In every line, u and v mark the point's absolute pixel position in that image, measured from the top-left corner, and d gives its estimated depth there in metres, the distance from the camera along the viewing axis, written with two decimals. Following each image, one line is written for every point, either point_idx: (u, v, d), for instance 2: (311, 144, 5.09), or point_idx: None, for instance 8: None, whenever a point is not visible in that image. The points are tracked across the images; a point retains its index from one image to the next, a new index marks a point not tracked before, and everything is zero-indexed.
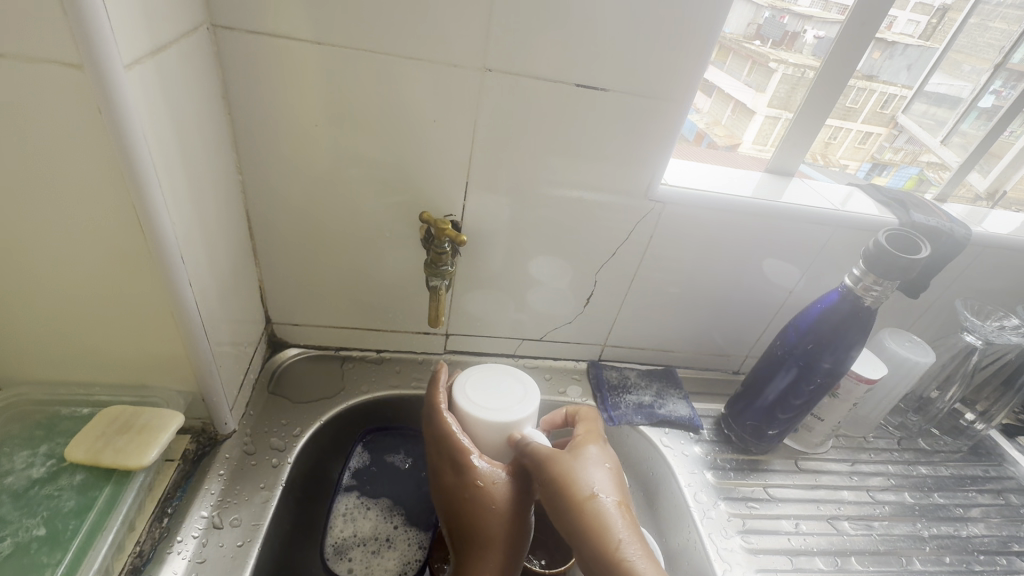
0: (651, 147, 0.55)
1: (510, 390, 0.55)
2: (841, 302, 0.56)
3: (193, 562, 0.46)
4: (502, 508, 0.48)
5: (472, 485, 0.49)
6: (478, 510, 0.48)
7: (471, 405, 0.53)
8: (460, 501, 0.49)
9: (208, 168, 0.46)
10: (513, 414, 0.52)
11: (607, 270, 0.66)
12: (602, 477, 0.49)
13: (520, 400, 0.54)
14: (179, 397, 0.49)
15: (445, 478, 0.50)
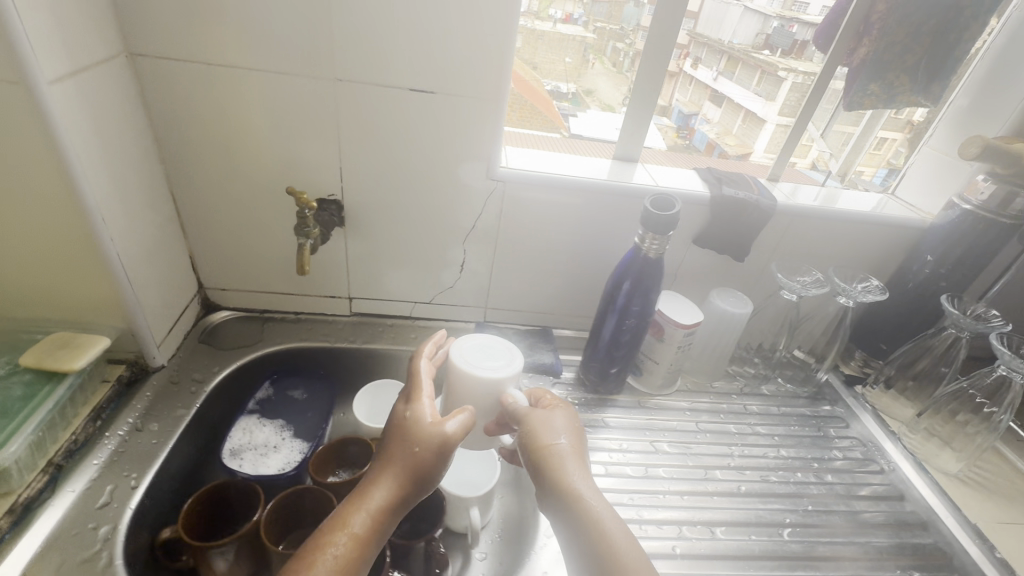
0: (482, 138, 0.70)
1: (501, 358, 0.62)
2: (634, 258, 0.70)
3: (116, 451, 0.61)
4: (418, 441, 0.53)
5: (417, 415, 0.55)
6: (403, 436, 0.54)
7: (465, 361, 0.60)
8: (401, 426, 0.55)
9: (130, 155, 0.62)
10: (498, 374, 0.59)
11: (471, 240, 0.81)
12: (566, 434, 0.55)
13: (505, 368, 0.60)
14: (113, 331, 0.65)
15: (398, 407, 0.57)
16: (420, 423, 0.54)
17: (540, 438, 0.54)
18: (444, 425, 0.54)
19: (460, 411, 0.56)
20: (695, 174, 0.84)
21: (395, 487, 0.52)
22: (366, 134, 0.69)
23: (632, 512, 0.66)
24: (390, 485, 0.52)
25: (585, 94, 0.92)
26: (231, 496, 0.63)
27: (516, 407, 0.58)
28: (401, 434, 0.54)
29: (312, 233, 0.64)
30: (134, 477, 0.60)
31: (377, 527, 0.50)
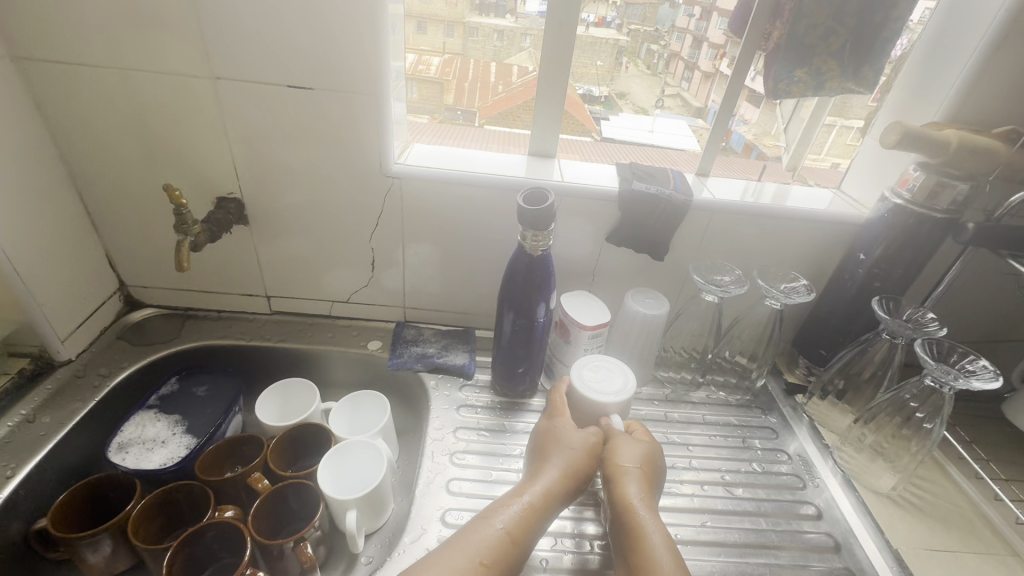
0: (369, 134, 0.69)
1: (616, 380, 0.71)
2: (520, 256, 0.67)
3: (2, 441, 0.64)
4: (559, 446, 0.63)
5: (587, 434, 0.64)
6: (564, 441, 0.63)
7: (582, 384, 0.70)
8: (552, 433, 0.65)
9: (18, 156, 0.64)
10: (604, 399, 0.68)
11: (378, 239, 0.80)
12: (642, 462, 0.61)
13: (621, 390, 0.70)
14: (10, 325, 0.68)
15: (544, 420, 0.67)
16: (568, 433, 0.64)
17: (631, 462, 0.61)
18: (584, 433, 0.64)
19: (591, 431, 0.65)
20: (614, 170, 0.80)
21: (568, 478, 0.59)
22: (253, 131, 0.69)
23: None
24: (546, 472, 0.60)
25: (619, 97, 0.92)
26: (110, 489, 0.65)
27: (612, 429, 0.66)
28: (556, 442, 0.64)
29: (190, 230, 0.65)
30: (12, 467, 0.61)
31: (540, 505, 0.56)
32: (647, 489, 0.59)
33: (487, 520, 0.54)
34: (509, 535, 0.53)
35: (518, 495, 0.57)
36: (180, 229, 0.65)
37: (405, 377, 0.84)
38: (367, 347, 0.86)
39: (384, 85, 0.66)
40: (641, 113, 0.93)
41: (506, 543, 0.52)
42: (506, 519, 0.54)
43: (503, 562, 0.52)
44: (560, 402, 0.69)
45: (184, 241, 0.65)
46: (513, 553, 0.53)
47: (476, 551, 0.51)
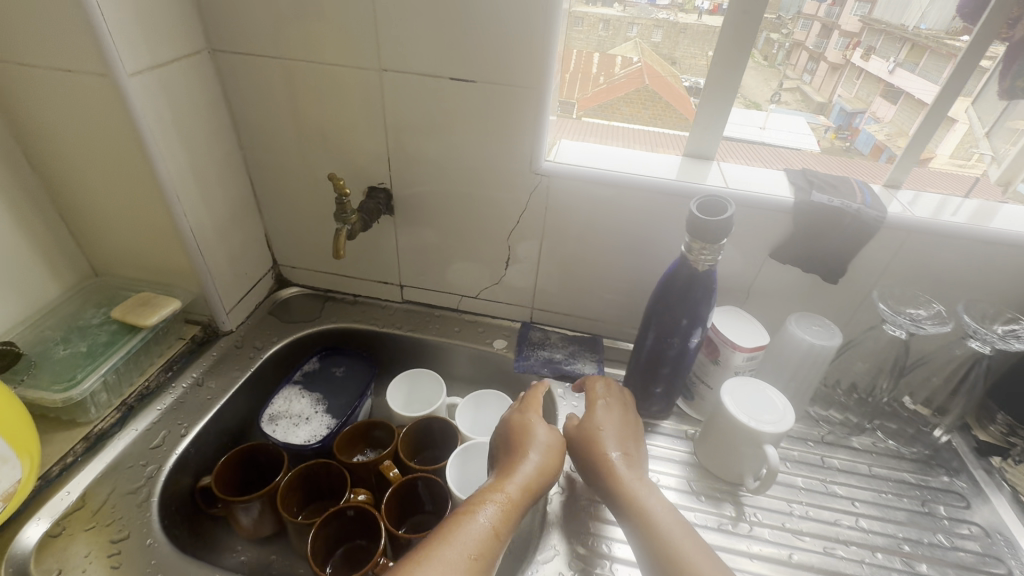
0: (523, 129, 0.67)
1: (774, 408, 0.62)
2: (680, 269, 0.60)
3: (178, 400, 0.70)
4: (524, 436, 0.62)
5: (533, 425, 0.63)
6: (526, 433, 0.62)
7: (732, 404, 0.63)
8: (524, 428, 0.63)
9: (208, 141, 0.69)
10: (755, 425, 0.61)
11: (516, 237, 0.77)
12: (618, 439, 0.62)
13: (777, 422, 0.61)
14: (189, 296, 0.74)
15: (512, 413, 0.66)
16: (534, 430, 0.63)
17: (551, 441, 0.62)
18: (546, 424, 0.64)
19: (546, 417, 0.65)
20: (786, 177, 0.71)
21: (542, 465, 0.59)
22: (409, 121, 0.69)
23: None
24: (523, 463, 0.59)
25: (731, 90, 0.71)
26: (262, 458, 0.69)
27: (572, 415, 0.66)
28: (524, 435, 0.62)
29: (348, 219, 0.67)
30: (185, 426, 0.67)
31: (521, 499, 0.56)
32: (631, 465, 0.60)
33: (471, 512, 0.53)
34: (492, 530, 0.52)
35: (502, 487, 0.56)
36: (338, 217, 0.66)
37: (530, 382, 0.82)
38: (493, 346, 0.85)
39: (549, 78, 0.63)
40: (751, 107, 0.75)
41: (491, 537, 0.51)
42: (492, 510, 0.53)
43: (491, 556, 0.51)
44: (537, 402, 0.67)
45: (341, 229, 0.67)
46: (497, 546, 0.52)
47: (471, 541, 0.50)
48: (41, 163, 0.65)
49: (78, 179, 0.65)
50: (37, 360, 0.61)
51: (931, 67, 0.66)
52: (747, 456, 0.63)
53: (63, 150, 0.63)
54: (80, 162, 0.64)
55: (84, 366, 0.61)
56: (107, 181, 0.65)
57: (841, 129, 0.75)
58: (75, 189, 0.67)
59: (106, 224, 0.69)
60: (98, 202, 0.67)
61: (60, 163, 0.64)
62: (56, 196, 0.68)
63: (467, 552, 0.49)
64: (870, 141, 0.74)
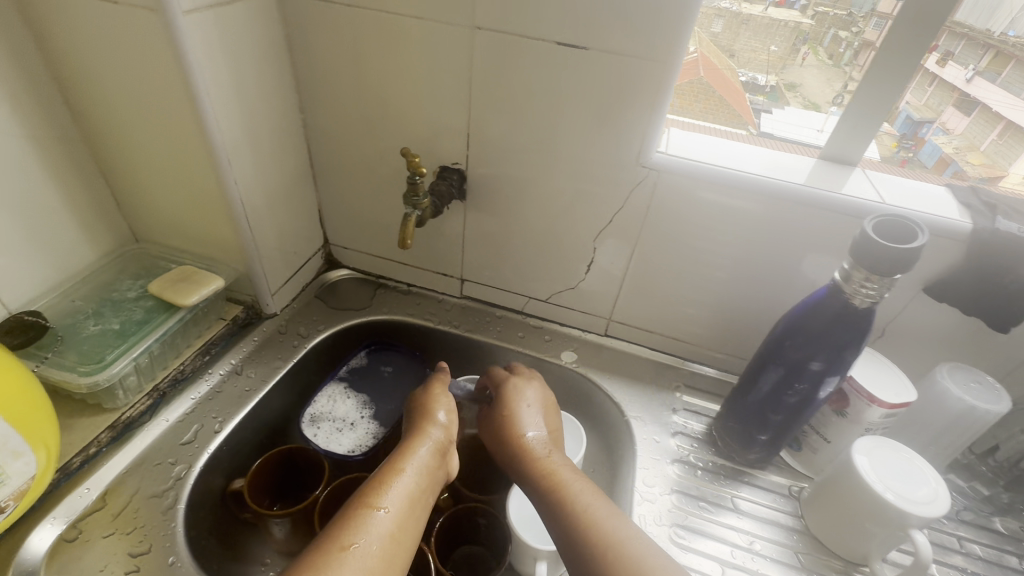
0: (635, 112, 0.55)
1: (921, 483, 0.50)
2: (828, 300, 0.49)
3: (213, 390, 0.62)
4: (425, 412, 0.56)
5: (438, 399, 0.58)
6: (428, 410, 0.56)
7: (865, 463, 0.52)
8: (427, 404, 0.57)
9: (267, 100, 0.60)
10: (892, 496, 0.49)
11: (605, 238, 0.66)
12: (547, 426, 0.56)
13: (924, 502, 0.48)
14: (233, 273, 0.66)
15: (417, 389, 0.60)
16: (439, 402, 0.57)
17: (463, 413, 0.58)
18: (448, 403, 0.57)
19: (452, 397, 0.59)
20: (952, 198, 0.58)
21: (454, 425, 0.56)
22: (497, 91, 0.58)
23: None
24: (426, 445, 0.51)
25: (787, 88, 0.65)
26: (302, 464, 0.61)
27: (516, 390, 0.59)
28: (425, 411, 0.56)
29: (420, 203, 0.57)
30: (220, 421, 0.60)
31: (414, 481, 0.48)
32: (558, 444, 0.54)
33: (391, 471, 0.48)
34: (383, 511, 0.44)
35: (420, 445, 0.51)
36: (408, 200, 0.56)
37: (601, 404, 0.72)
38: (560, 358, 0.75)
39: (680, 52, 0.51)
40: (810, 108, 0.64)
41: (375, 517, 0.43)
42: (415, 467, 0.49)
43: (392, 557, 0.42)
44: (446, 386, 0.61)
45: (410, 215, 0.57)
46: (396, 536, 0.43)
47: (398, 498, 0.45)
48: (81, 112, 0.57)
49: (119, 132, 0.57)
50: (63, 335, 0.54)
51: None
52: (878, 536, 0.51)
53: (106, 97, 0.55)
54: (124, 115, 0.55)
55: (115, 346, 0.54)
56: (151, 137, 0.56)
57: (903, 139, 0.62)
58: (117, 144, 0.59)
59: (148, 186, 0.62)
60: (140, 161, 0.59)
61: (101, 112, 0.56)
62: (96, 149, 0.60)
63: (389, 509, 0.44)
64: (937, 154, 0.62)
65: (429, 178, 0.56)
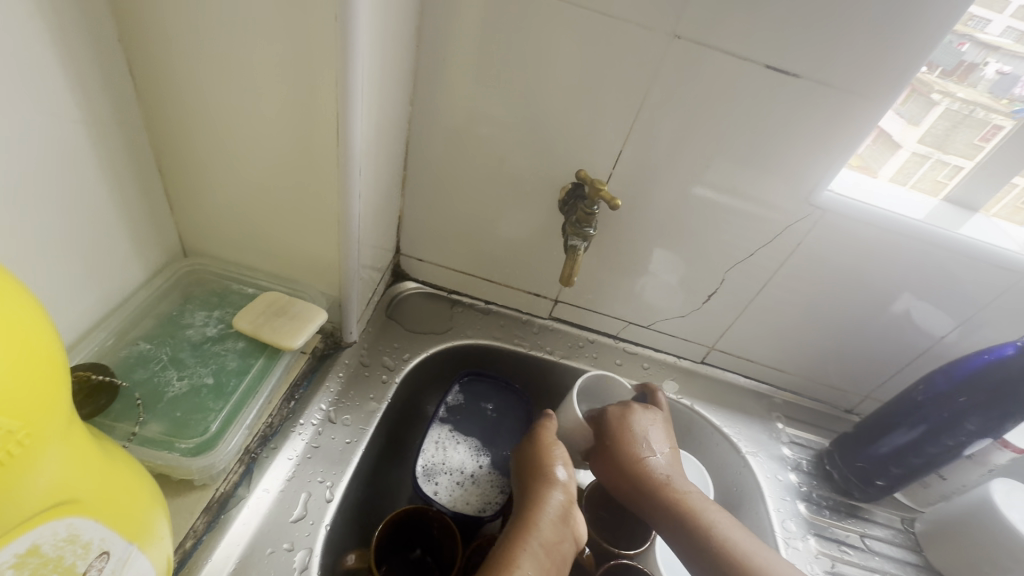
0: (817, 147, 0.52)
1: None
2: (1016, 359, 0.51)
3: (309, 445, 0.51)
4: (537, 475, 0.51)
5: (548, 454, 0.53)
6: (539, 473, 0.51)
7: (1005, 503, 0.54)
8: (538, 462, 0.53)
9: (394, 92, 0.49)
10: None
11: (738, 272, 0.63)
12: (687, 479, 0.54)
13: None
14: (323, 298, 0.55)
15: (526, 443, 0.55)
16: (552, 457, 0.52)
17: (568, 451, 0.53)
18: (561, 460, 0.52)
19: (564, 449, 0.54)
20: None
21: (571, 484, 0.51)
22: (673, 109, 0.52)
23: None
24: (539, 520, 0.48)
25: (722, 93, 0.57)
26: (425, 525, 0.53)
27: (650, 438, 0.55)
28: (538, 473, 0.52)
29: (589, 235, 0.55)
30: (329, 486, 0.49)
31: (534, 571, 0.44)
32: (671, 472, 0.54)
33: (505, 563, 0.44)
34: None
35: (535, 520, 0.48)
36: (580, 232, 0.55)
37: (707, 435, 0.70)
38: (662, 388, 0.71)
39: (885, 93, 0.48)
40: None
41: None
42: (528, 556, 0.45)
43: None
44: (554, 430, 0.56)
45: (578, 248, 0.56)
46: None
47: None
48: (157, 91, 0.42)
49: (211, 121, 0.44)
50: (142, 397, 0.41)
51: (907, 97, 0.57)
52: None
53: (206, 77, 0.41)
54: (228, 105, 0.43)
55: (215, 410, 0.42)
56: (260, 133, 0.44)
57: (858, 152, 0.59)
58: (201, 136, 0.45)
59: (231, 190, 0.48)
60: (229, 159, 0.46)
61: (190, 93, 0.42)
62: (162, 139, 0.45)
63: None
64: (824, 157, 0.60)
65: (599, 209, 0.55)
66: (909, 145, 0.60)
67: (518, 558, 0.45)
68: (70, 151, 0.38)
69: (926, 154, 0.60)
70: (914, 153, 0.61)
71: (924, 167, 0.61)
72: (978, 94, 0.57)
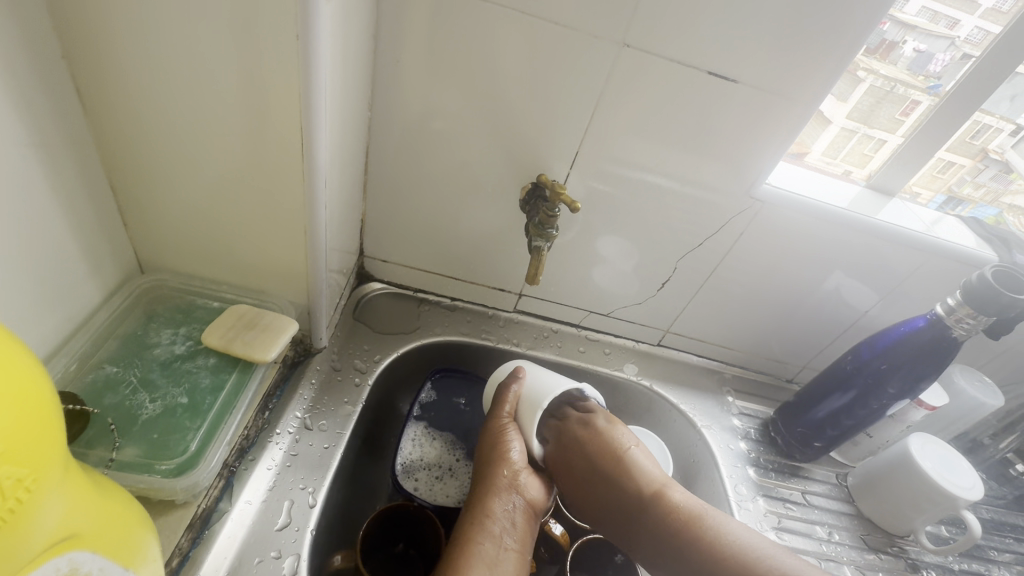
0: (756, 144, 0.57)
1: (964, 473, 0.61)
2: (927, 329, 0.58)
3: (288, 454, 0.52)
4: (501, 461, 0.54)
5: (507, 441, 0.55)
6: (499, 458, 0.54)
7: (920, 453, 0.62)
8: (500, 446, 0.55)
9: (354, 101, 0.50)
10: (947, 484, 0.59)
11: (689, 260, 0.68)
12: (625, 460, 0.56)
13: (968, 488, 0.59)
14: (292, 308, 0.55)
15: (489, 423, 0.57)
16: (512, 444, 0.55)
17: (533, 427, 0.56)
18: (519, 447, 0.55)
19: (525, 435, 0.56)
20: (966, 228, 0.68)
21: (523, 458, 0.55)
22: (627, 111, 0.56)
23: None
24: (502, 505, 0.51)
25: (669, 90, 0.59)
26: (407, 520, 0.55)
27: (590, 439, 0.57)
28: (500, 457, 0.54)
29: (551, 236, 0.58)
30: (311, 492, 0.50)
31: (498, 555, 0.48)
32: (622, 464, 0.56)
33: (469, 548, 0.48)
34: None
35: (496, 505, 0.51)
36: (541, 234, 0.57)
37: (666, 412, 0.75)
38: (624, 371, 0.76)
39: (813, 95, 0.53)
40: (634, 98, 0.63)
41: None
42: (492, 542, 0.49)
43: None
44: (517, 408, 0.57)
45: (542, 248, 0.58)
46: None
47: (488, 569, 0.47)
48: (105, 105, 0.41)
49: (166, 135, 0.43)
50: (115, 422, 0.41)
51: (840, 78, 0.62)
52: (927, 513, 0.62)
53: (159, 90, 0.40)
54: (185, 121, 0.42)
55: (193, 429, 0.42)
56: (221, 148, 0.43)
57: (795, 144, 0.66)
58: (156, 150, 0.44)
59: (190, 205, 0.47)
60: (187, 172, 0.45)
61: (143, 107, 0.41)
62: (112, 154, 0.44)
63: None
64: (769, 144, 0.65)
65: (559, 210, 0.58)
66: (839, 121, 0.66)
67: (480, 535, 0.49)
68: (19, 175, 0.36)
69: (853, 129, 0.66)
70: (843, 128, 0.66)
71: (852, 141, 0.67)
72: (899, 71, 0.63)
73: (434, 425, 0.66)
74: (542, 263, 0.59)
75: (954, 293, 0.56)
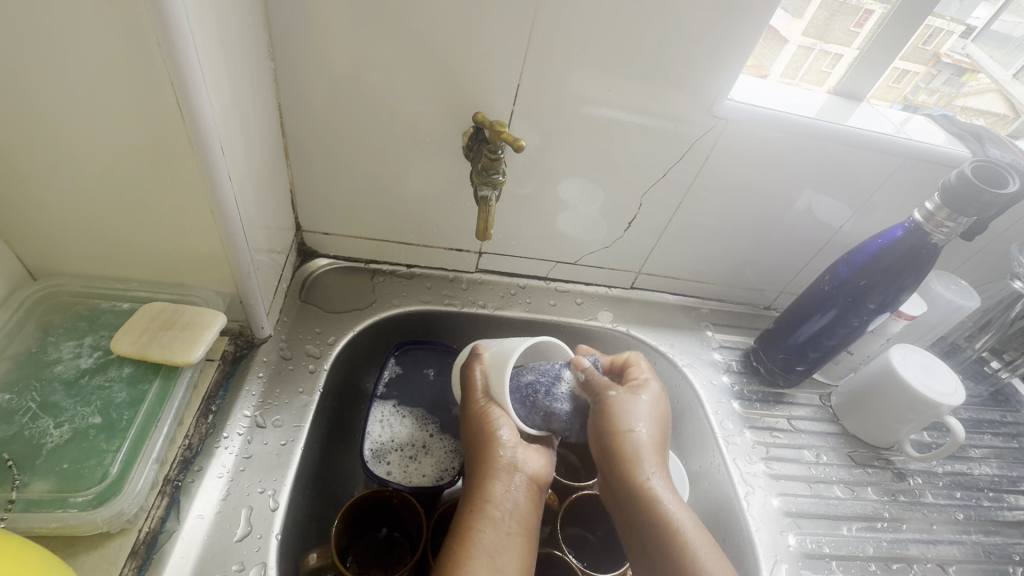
0: (713, 57, 0.51)
1: (944, 379, 0.60)
2: (905, 238, 0.56)
3: (240, 458, 0.47)
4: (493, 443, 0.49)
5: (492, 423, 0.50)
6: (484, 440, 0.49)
7: (902, 363, 0.61)
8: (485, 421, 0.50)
9: (241, 47, 0.42)
10: (926, 391, 0.58)
11: (653, 195, 0.63)
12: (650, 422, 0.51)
13: (949, 393, 0.59)
14: (219, 298, 0.48)
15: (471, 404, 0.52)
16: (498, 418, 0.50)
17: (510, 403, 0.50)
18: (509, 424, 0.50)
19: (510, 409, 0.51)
20: (935, 125, 0.65)
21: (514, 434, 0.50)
22: (568, 30, 0.49)
23: (856, 549, 0.58)
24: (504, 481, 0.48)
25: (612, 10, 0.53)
26: (383, 507, 0.52)
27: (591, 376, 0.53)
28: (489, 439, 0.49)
29: (499, 182, 0.52)
30: (271, 494, 0.46)
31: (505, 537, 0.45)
32: (641, 417, 0.51)
33: (469, 535, 0.45)
34: None
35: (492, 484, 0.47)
36: (488, 180, 0.52)
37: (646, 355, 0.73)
38: (599, 320, 0.72)
39: None
40: None
41: None
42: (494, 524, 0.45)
43: None
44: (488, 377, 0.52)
45: (490, 197, 0.53)
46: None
47: (491, 559, 0.43)
48: None
49: (5, 113, 0.35)
50: (15, 457, 0.37)
51: None
52: (912, 422, 0.62)
53: None
54: (24, 95, 0.34)
55: (111, 449, 0.39)
56: (78, 124, 0.36)
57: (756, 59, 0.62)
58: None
59: (66, 196, 0.40)
60: (46, 156, 0.38)
61: None
62: None
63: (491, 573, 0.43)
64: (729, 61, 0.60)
65: (504, 151, 0.52)
66: (796, 38, 0.61)
67: (481, 524, 0.45)
68: None
69: (810, 45, 0.62)
70: (801, 46, 0.62)
71: (809, 59, 0.63)
72: None
73: (402, 403, 0.61)
74: (492, 213, 0.54)
75: (931, 197, 0.53)
